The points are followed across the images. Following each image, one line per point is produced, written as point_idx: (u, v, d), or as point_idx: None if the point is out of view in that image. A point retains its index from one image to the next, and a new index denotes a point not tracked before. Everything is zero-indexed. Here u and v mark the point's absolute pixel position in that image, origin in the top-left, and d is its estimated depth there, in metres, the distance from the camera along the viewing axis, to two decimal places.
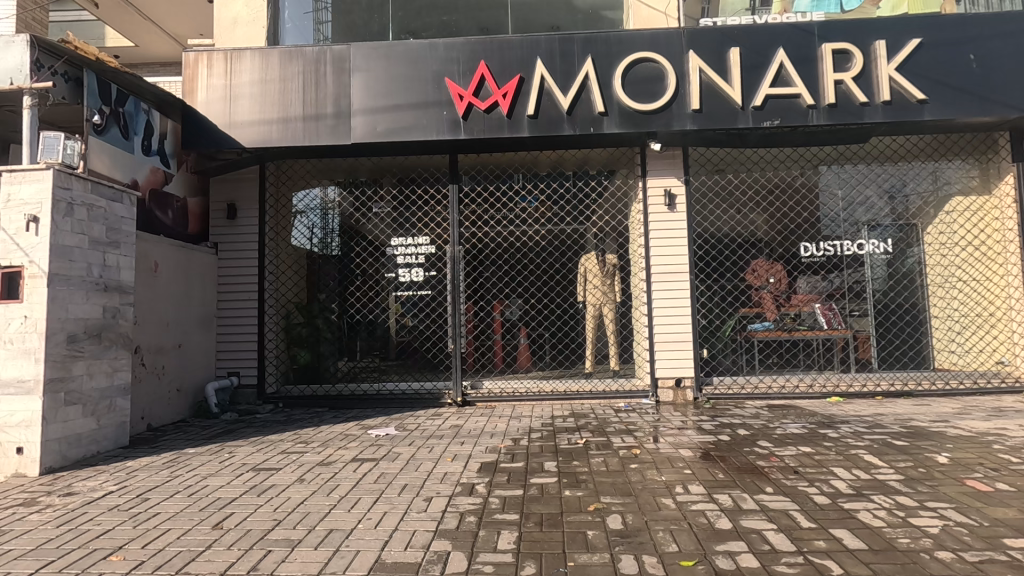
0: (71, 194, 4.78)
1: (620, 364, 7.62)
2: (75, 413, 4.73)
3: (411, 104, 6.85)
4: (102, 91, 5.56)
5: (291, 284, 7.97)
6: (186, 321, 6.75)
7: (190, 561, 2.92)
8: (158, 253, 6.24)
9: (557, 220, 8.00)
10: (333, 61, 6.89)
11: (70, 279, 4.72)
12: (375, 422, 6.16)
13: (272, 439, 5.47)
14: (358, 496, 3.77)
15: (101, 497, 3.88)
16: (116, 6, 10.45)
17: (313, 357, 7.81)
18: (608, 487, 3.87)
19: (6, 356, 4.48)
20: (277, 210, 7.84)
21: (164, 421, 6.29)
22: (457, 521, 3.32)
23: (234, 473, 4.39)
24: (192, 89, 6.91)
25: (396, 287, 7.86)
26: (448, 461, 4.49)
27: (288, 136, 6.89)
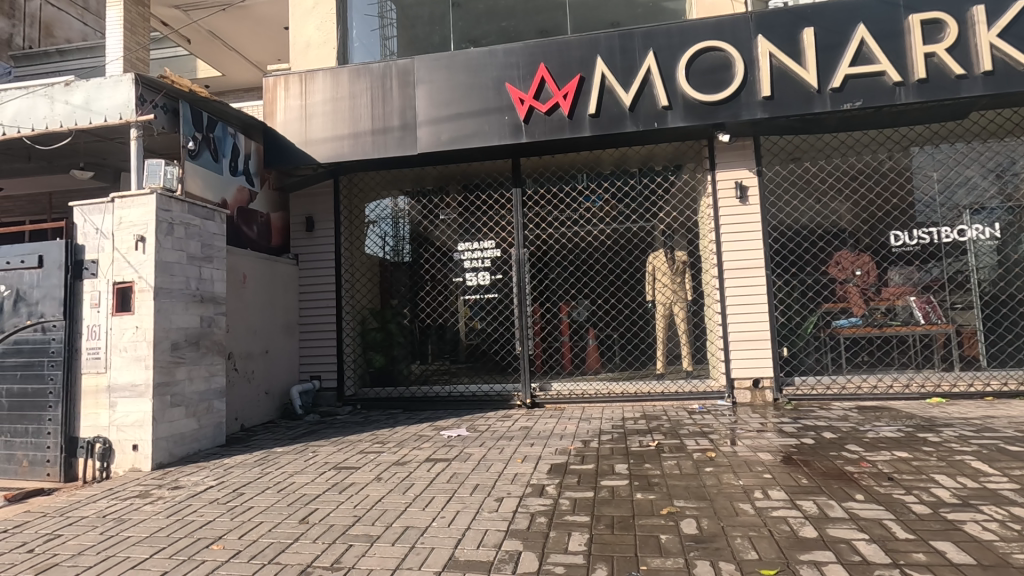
0: (171, 215, 5.26)
1: (693, 364, 7.44)
2: (179, 414, 5.20)
3: (472, 112, 6.99)
4: (195, 119, 6.07)
5: (366, 290, 8.31)
6: (272, 328, 7.23)
7: (281, 551, 3.13)
8: (245, 265, 6.74)
9: (624, 218, 7.80)
10: (398, 76, 7.16)
11: (172, 292, 5.19)
12: (448, 423, 6.32)
13: (351, 439, 5.74)
14: (432, 495, 3.89)
15: (203, 491, 4.24)
16: (205, 41, 11.40)
17: (387, 360, 8.10)
18: (682, 491, 3.77)
19: (121, 363, 4.98)
20: (351, 221, 8.21)
21: (255, 421, 6.76)
22: (528, 522, 3.35)
23: (318, 471, 4.65)
24: (272, 112, 7.41)
25: (464, 291, 8.05)
26: (518, 462, 4.53)
27: (359, 149, 7.22)
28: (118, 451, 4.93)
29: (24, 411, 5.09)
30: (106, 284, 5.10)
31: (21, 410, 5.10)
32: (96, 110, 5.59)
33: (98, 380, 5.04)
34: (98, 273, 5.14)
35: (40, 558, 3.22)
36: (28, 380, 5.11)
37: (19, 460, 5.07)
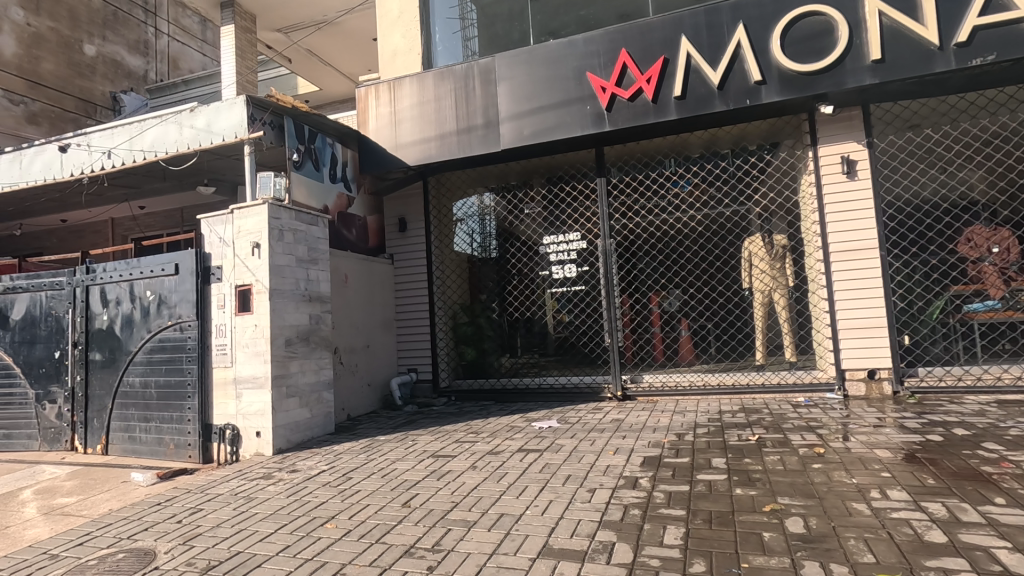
0: (281, 222, 5.77)
1: (797, 355, 6.95)
2: (295, 404, 5.70)
3: (554, 104, 6.98)
4: (297, 132, 6.58)
5: (456, 286, 8.60)
6: (372, 323, 7.69)
7: (387, 532, 3.35)
8: (346, 265, 7.24)
9: (715, 202, 7.50)
10: (480, 75, 7.31)
11: (284, 293, 5.69)
12: (539, 415, 6.39)
13: (447, 429, 5.98)
14: (525, 484, 3.97)
15: (317, 474, 4.63)
16: (305, 59, 12.27)
17: (478, 353, 8.37)
18: (786, 488, 3.56)
19: (245, 358, 5.53)
20: (440, 219, 8.49)
21: (360, 410, 7.25)
22: (621, 513, 3.32)
23: (417, 458, 4.91)
24: (365, 120, 7.86)
25: (551, 284, 8.12)
26: (610, 455, 4.50)
27: (445, 150, 7.47)
28: (244, 437, 5.49)
29: (169, 401, 5.80)
30: (229, 287, 5.68)
31: (167, 399, 5.81)
32: (216, 131, 6.22)
33: (226, 373, 5.64)
34: (222, 277, 5.73)
35: (187, 529, 3.68)
36: (171, 373, 5.81)
37: (166, 443, 5.78)
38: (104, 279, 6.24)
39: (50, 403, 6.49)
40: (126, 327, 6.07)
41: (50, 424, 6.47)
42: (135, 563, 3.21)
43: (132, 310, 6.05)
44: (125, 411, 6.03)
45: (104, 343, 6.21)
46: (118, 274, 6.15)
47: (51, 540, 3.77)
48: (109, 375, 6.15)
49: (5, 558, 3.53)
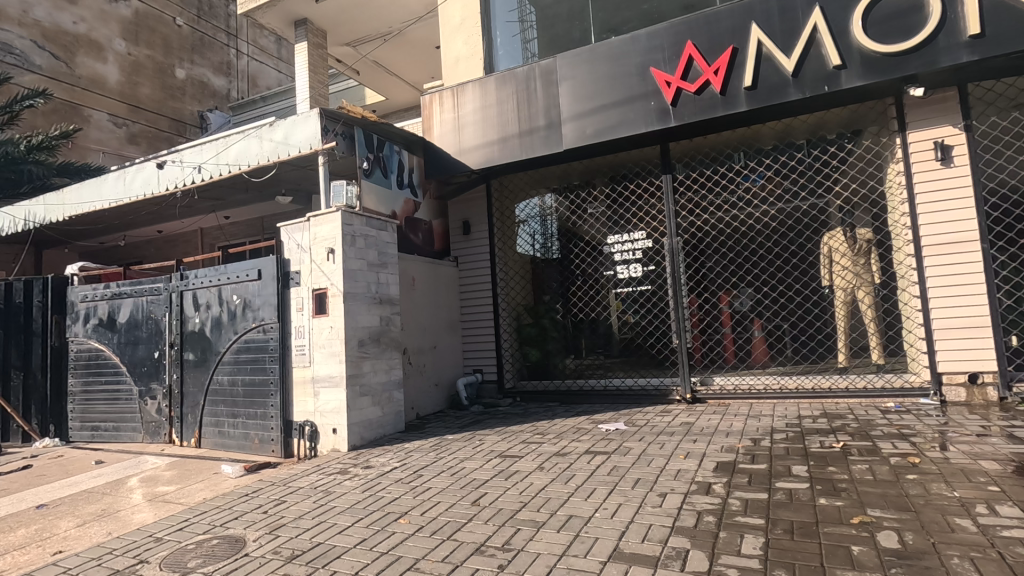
0: (353, 228, 6.02)
1: (885, 357, 6.50)
2: (367, 403, 5.93)
3: (617, 101, 6.87)
4: (367, 141, 6.83)
5: (520, 287, 8.64)
6: (438, 325, 7.87)
7: (458, 529, 3.42)
8: (414, 269, 7.46)
9: (791, 196, 7.10)
10: (542, 76, 7.32)
11: (357, 296, 5.94)
12: (605, 417, 6.30)
13: (513, 429, 6.02)
14: (593, 486, 3.93)
15: (390, 471, 4.79)
16: (372, 70, 12.75)
17: (542, 355, 8.33)
18: (876, 499, 3.32)
19: (322, 358, 5.81)
20: (503, 221, 8.58)
21: (429, 410, 7.44)
22: (695, 520, 3.22)
23: (484, 458, 4.97)
24: (430, 127, 8.07)
25: (616, 284, 8.07)
26: (681, 459, 4.37)
27: (508, 152, 7.53)
28: (322, 434, 5.77)
29: (254, 398, 6.18)
30: (307, 291, 5.98)
31: (252, 397, 6.20)
32: (293, 143, 6.57)
33: (304, 373, 5.94)
34: (300, 282, 6.04)
35: (272, 519, 3.91)
36: (255, 372, 6.19)
37: (251, 437, 6.17)
38: (196, 285, 6.74)
39: (151, 399, 7.08)
40: (215, 329, 6.53)
41: (151, 418, 7.07)
42: (228, 549, 3.44)
43: (220, 312, 6.50)
44: (215, 407, 6.48)
45: (196, 344, 6.71)
46: (208, 279, 6.63)
47: (156, 524, 4.11)
48: (201, 374, 6.64)
49: (116, 539, 3.88)
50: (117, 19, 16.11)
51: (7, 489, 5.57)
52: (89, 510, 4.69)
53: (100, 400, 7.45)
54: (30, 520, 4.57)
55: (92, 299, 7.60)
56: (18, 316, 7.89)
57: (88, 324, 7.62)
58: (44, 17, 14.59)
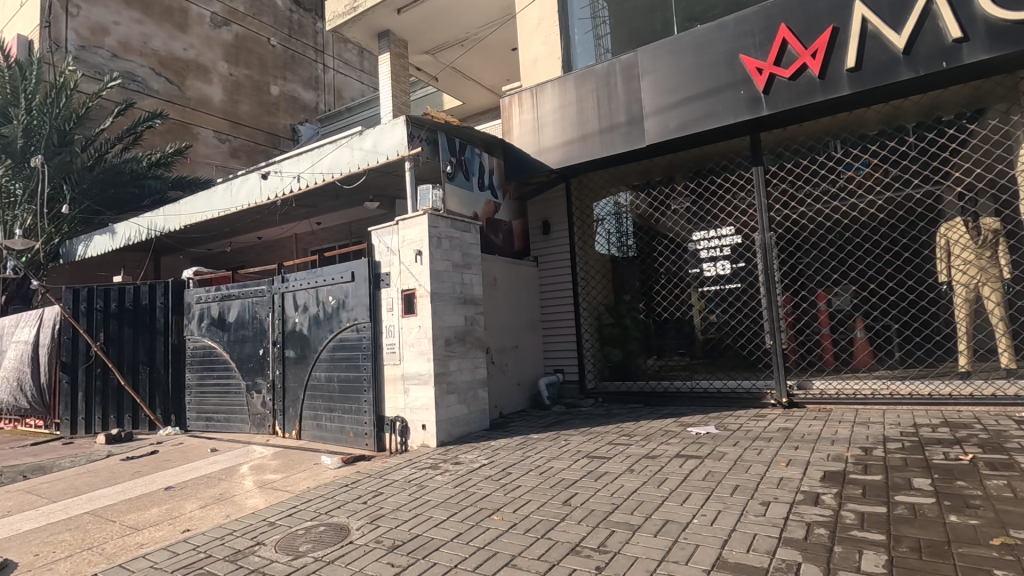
0: (439, 231, 6.20)
1: (1017, 361, 5.79)
2: (454, 400, 6.09)
3: (703, 93, 6.62)
4: (450, 145, 7.00)
5: (601, 287, 8.52)
6: (520, 324, 7.94)
7: (552, 528, 3.42)
8: (496, 269, 7.57)
9: (898, 185, 6.66)
10: (622, 71, 7.19)
11: (444, 296, 6.12)
12: (694, 420, 6.08)
13: (598, 430, 5.95)
14: (688, 491, 3.80)
15: (479, 468, 4.89)
16: (450, 76, 13.07)
17: (624, 355, 8.18)
18: (1019, 519, 2.97)
19: (411, 356, 6.03)
20: (583, 221, 8.50)
21: (512, 408, 7.53)
22: (804, 531, 3.03)
23: (572, 458, 4.95)
24: (509, 128, 8.15)
25: (701, 282, 7.84)
26: (782, 466, 4.14)
27: (587, 150, 7.46)
28: (412, 429, 5.99)
29: (348, 393, 6.51)
30: (396, 292, 6.22)
31: (347, 392, 6.53)
32: (381, 150, 6.86)
33: (395, 370, 6.18)
34: (390, 283, 6.30)
35: (372, 509, 4.10)
36: (350, 369, 6.52)
37: (347, 431, 6.50)
38: (295, 287, 7.21)
39: (257, 393, 7.65)
40: (313, 328, 6.94)
41: (257, 411, 7.63)
42: (334, 536, 3.64)
43: (317, 312, 6.90)
44: (314, 401, 6.90)
45: (296, 342, 7.16)
46: (306, 281, 7.07)
47: (268, 509, 4.43)
48: (300, 370, 7.09)
49: (235, 521, 4.23)
50: (221, 43, 17.59)
51: (140, 472, 6.21)
52: (209, 494, 5.15)
53: (213, 393, 8.13)
54: (161, 500, 5.07)
55: (205, 300, 8.30)
56: (145, 316, 8.79)
57: (201, 324, 8.33)
58: (161, 46, 16.14)
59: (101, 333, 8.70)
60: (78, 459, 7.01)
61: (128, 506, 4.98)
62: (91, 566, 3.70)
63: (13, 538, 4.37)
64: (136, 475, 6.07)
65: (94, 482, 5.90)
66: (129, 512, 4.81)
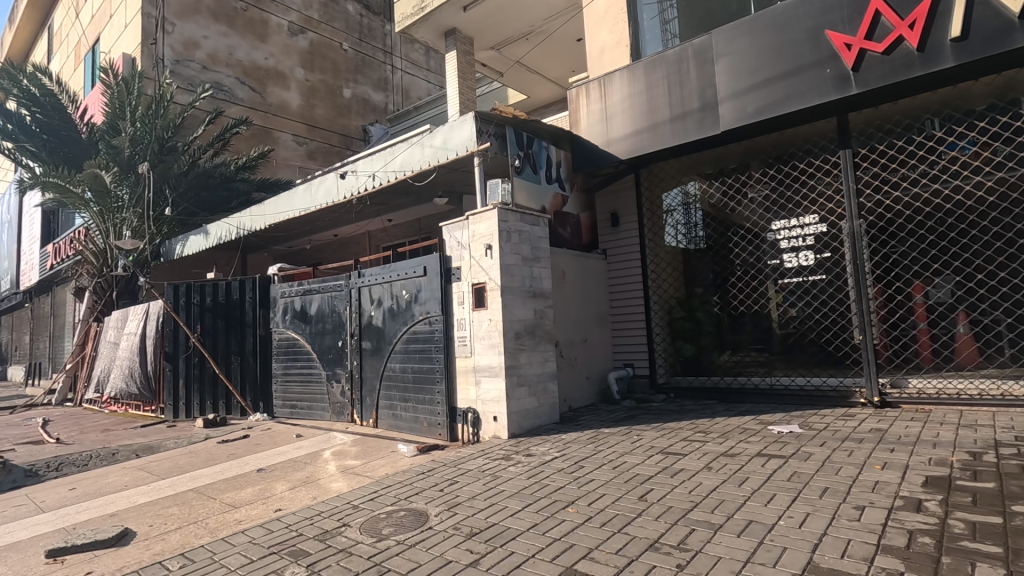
0: (509, 225, 6.25)
1: None
2: (525, 393, 6.15)
3: (784, 73, 6.27)
4: (518, 140, 7.03)
5: (672, 280, 8.31)
6: (589, 318, 7.88)
7: (628, 523, 3.38)
8: (564, 263, 7.54)
9: (1013, 164, 5.99)
10: (696, 55, 6.94)
11: (514, 290, 6.16)
12: (775, 418, 5.81)
13: (671, 426, 5.82)
14: (773, 492, 3.64)
15: (552, 460, 4.90)
16: (515, 71, 13.10)
17: (696, 350, 7.95)
18: None
19: (482, 349, 6.12)
20: (652, 212, 8.28)
21: (582, 402, 7.49)
22: (906, 540, 2.83)
23: (646, 454, 4.86)
24: (577, 120, 8.08)
25: (781, 274, 7.54)
26: (877, 469, 3.87)
27: (659, 139, 7.27)
28: (484, 420, 6.10)
29: (422, 384, 6.71)
30: (467, 286, 6.33)
31: (421, 383, 6.73)
32: (451, 147, 6.93)
33: (466, 362, 6.31)
34: (461, 277, 6.42)
35: (449, 497, 4.21)
36: (423, 361, 6.72)
37: (421, 421, 6.70)
38: (371, 281, 7.49)
39: (336, 382, 8.03)
40: (388, 321, 7.19)
41: (337, 399, 8.02)
42: (414, 521, 3.77)
43: (392, 305, 7.15)
44: (390, 391, 7.16)
45: (372, 334, 7.45)
46: (381, 276, 7.33)
47: (351, 493, 4.65)
48: (376, 361, 7.37)
49: (322, 503, 4.47)
50: (298, 51, 18.51)
51: (234, 454, 6.69)
52: (297, 477, 5.47)
53: (297, 382, 8.62)
54: (254, 481, 5.44)
55: (289, 295, 8.79)
56: (236, 310, 9.43)
57: (285, 316, 8.84)
58: (245, 56, 17.17)
59: (198, 325, 9.52)
60: (181, 440, 7.66)
61: (225, 485, 5.39)
62: (197, 539, 4.04)
63: (131, 510, 4.84)
64: (231, 457, 6.55)
65: (196, 462, 6.42)
66: (227, 490, 5.21)
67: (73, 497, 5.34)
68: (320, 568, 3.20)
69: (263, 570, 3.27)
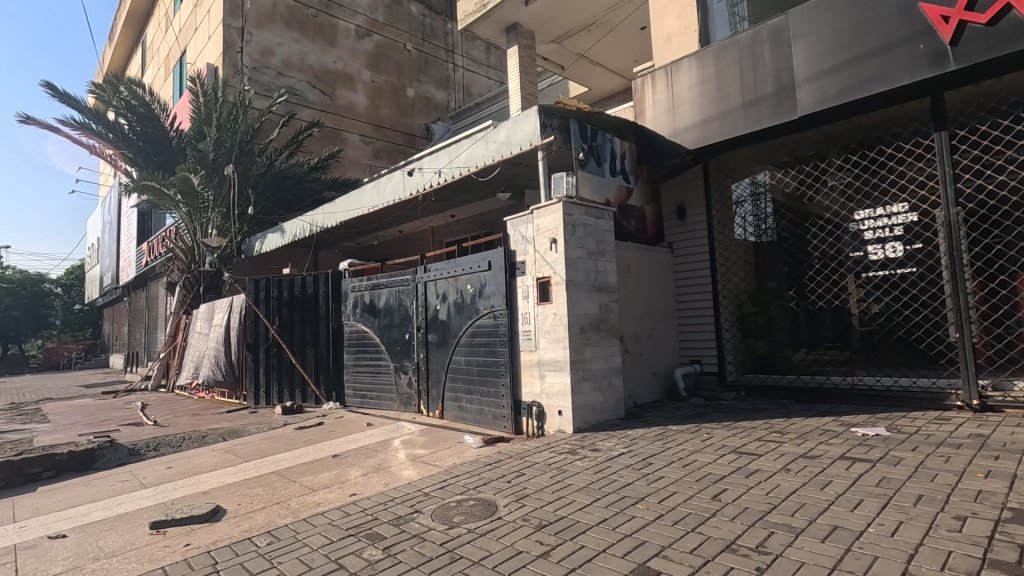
0: (573, 218, 6.21)
1: None
2: (590, 388, 6.10)
3: (871, 52, 5.84)
4: (582, 132, 6.94)
5: (742, 273, 8.01)
6: (654, 313, 7.71)
7: (702, 523, 3.29)
8: (629, 256, 7.41)
9: None
10: (771, 37, 6.62)
11: (578, 284, 6.12)
12: (858, 420, 5.47)
13: (744, 425, 5.61)
14: (859, 497, 3.43)
15: (619, 456, 4.84)
16: (576, 63, 12.96)
17: (769, 347, 7.61)
18: None
19: (547, 343, 6.12)
20: (720, 203, 7.99)
21: (647, 398, 7.36)
22: (1017, 555, 2.59)
23: (717, 453, 4.70)
24: (642, 111, 7.91)
25: (865, 268, 7.15)
26: (979, 478, 3.57)
27: (729, 128, 6.98)
28: (548, 414, 6.12)
29: (487, 377, 6.79)
30: (532, 280, 6.35)
31: (485, 376, 6.82)
32: (515, 142, 6.94)
33: (531, 356, 6.33)
34: (526, 271, 6.45)
35: (516, 489, 4.25)
36: (487, 354, 6.80)
37: (486, 413, 6.80)
38: (436, 276, 7.66)
39: (404, 374, 8.28)
40: (453, 314, 7.32)
41: (404, 390, 8.26)
42: (483, 511, 3.84)
43: (457, 299, 7.27)
44: (455, 384, 7.30)
45: (438, 327, 7.61)
46: (446, 271, 7.47)
47: (421, 481, 4.78)
48: (442, 354, 7.54)
49: (394, 490, 4.62)
50: (364, 53, 19.17)
51: (311, 440, 7.05)
52: (369, 464, 5.70)
53: (367, 372, 8.95)
54: (330, 466, 5.72)
55: (359, 289, 9.13)
56: (310, 303, 9.89)
57: (356, 310, 9.18)
58: (316, 60, 17.92)
59: (276, 318, 10.08)
60: (262, 426, 8.15)
61: (304, 469, 5.69)
62: (280, 519, 4.28)
63: (221, 489, 5.20)
64: (308, 443, 6.91)
65: (276, 447, 6.81)
66: (306, 474, 5.50)
67: (170, 475, 5.79)
68: (396, 552, 3.32)
69: (342, 551, 3.42)
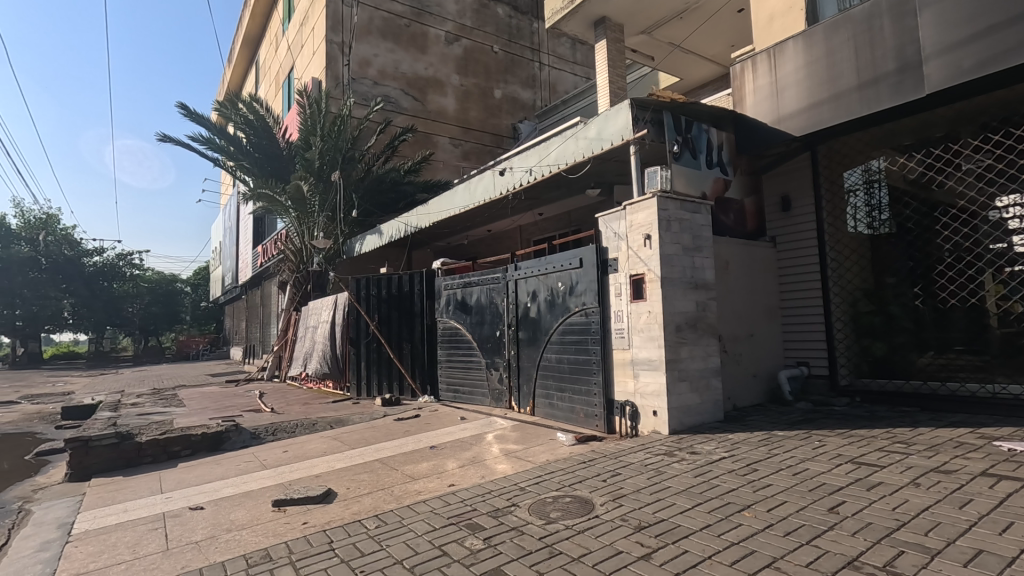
0: (668, 213, 6.02)
1: None
2: (686, 388, 5.89)
3: (1018, 15, 5.12)
4: (676, 125, 6.68)
5: (856, 269, 7.41)
6: (756, 311, 7.30)
7: (818, 536, 3.07)
8: (728, 252, 7.07)
9: None
10: (891, 10, 6.03)
11: (674, 281, 5.94)
12: (1002, 434, 4.85)
13: (861, 434, 5.16)
14: (1008, 520, 3.04)
15: (720, 460, 4.63)
16: (667, 55, 12.54)
17: (889, 349, 6.95)
18: None
19: (641, 342, 5.98)
20: (831, 194, 7.45)
21: (748, 401, 6.98)
22: None
23: (832, 462, 4.36)
24: (743, 98, 7.52)
25: (1008, 262, 6.15)
26: None
27: (842, 111, 6.44)
28: (642, 414, 5.99)
29: (578, 374, 6.76)
30: (625, 277, 6.23)
31: (577, 373, 6.80)
32: (606, 137, 6.84)
33: (624, 355, 6.23)
34: (619, 268, 6.33)
35: (613, 488, 4.19)
36: (579, 352, 6.77)
37: (578, 411, 6.77)
38: (527, 274, 7.73)
39: (495, 370, 8.44)
40: (544, 312, 7.36)
41: (496, 386, 8.43)
42: (580, 509, 3.83)
43: (548, 297, 7.30)
44: (546, 381, 7.34)
45: (529, 325, 7.68)
46: (536, 269, 7.52)
47: (516, 476, 4.86)
48: (533, 351, 7.61)
49: (491, 483, 4.74)
50: (453, 58, 19.75)
51: (409, 431, 7.39)
52: (464, 456, 5.88)
53: (459, 368, 9.24)
54: (428, 457, 5.96)
55: (450, 287, 9.41)
56: (406, 301, 10.35)
57: (448, 307, 9.47)
58: (409, 68, 18.72)
59: (376, 314, 10.68)
60: (365, 416, 8.66)
61: (404, 458, 5.98)
62: (386, 504, 4.52)
63: (331, 473, 5.60)
64: (406, 433, 7.25)
65: (378, 436, 7.22)
66: (407, 463, 5.77)
67: (286, 458, 6.31)
68: (496, 543, 3.40)
69: (445, 538, 3.56)
